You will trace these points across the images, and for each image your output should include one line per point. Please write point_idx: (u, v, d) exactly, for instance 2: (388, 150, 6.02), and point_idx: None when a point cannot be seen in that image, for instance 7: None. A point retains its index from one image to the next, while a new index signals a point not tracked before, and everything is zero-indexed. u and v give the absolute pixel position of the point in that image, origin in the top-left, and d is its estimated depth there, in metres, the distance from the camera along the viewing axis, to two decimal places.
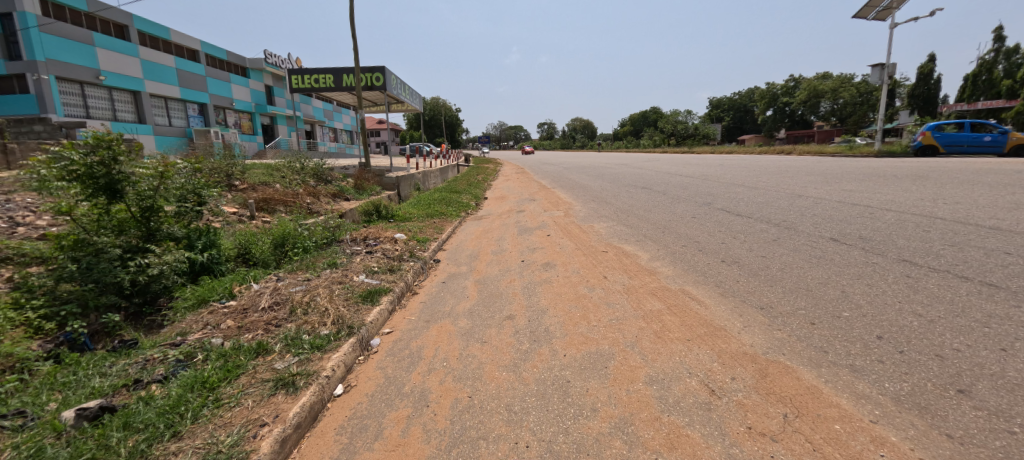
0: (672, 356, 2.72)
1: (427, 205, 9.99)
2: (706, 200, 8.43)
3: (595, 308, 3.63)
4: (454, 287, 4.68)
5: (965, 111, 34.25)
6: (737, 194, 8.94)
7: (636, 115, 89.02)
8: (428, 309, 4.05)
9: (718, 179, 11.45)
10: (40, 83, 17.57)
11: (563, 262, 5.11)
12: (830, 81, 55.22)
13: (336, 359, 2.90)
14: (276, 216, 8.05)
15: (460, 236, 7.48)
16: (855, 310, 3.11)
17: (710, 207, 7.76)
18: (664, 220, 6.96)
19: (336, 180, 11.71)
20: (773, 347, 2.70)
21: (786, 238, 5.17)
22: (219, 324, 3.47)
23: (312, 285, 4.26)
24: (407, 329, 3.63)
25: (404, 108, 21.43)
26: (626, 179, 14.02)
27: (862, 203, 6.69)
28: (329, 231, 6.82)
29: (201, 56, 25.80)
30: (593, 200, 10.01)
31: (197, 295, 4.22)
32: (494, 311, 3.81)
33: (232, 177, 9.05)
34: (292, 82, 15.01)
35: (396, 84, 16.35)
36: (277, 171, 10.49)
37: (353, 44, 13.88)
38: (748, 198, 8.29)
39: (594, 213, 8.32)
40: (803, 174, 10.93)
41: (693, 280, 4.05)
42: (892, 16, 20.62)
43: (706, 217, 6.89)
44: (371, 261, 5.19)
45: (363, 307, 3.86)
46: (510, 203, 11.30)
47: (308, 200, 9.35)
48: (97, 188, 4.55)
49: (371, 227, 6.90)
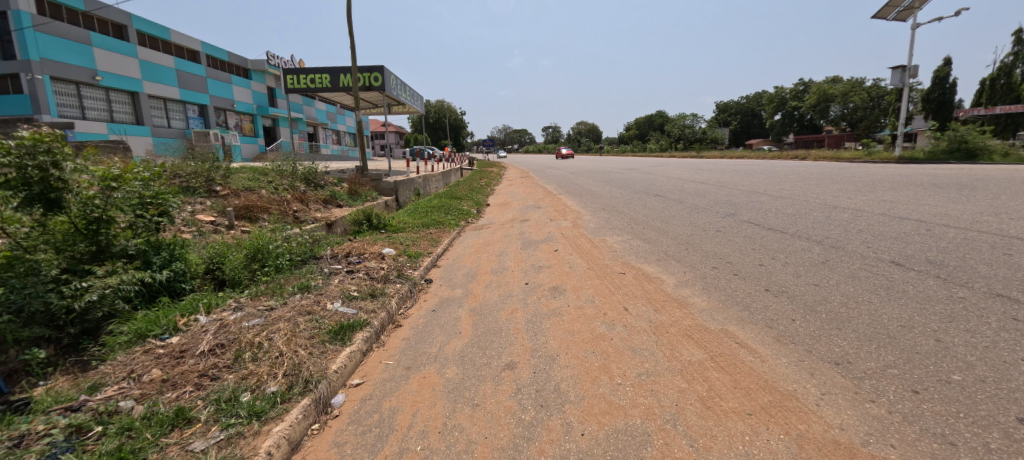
0: (731, 443, 1.97)
1: (424, 213, 9.31)
2: (728, 211, 7.69)
3: (617, 356, 2.89)
4: (446, 318, 3.94)
5: (981, 116, 33.04)
6: (761, 203, 8.19)
7: (641, 119, 88.24)
8: (410, 350, 3.31)
9: (736, 187, 10.69)
10: (34, 82, 17.06)
11: (574, 287, 4.36)
12: (840, 85, 54.15)
13: (276, 435, 2.19)
14: (256, 225, 7.38)
15: (457, 249, 6.74)
16: (969, 372, 2.34)
17: (734, 218, 7.02)
18: (685, 234, 6.23)
19: (329, 185, 11.05)
20: (875, 434, 1.94)
21: (836, 260, 4.41)
22: (142, 375, 2.75)
23: (272, 318, 3.54)
24: (382, 380, 2.90)
25: (406, 110, 20.78)
26: (636, 185, 13.29)
27: (911, 217, 5.92)
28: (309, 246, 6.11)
29: (201, 56, 25.29)
30: (603, 209, 9.28)
31: (135, 329, 3.50)
32: (491, 356, 3.07)
33: (213, 183, 8.37)
34: (287, 82, 14.36)
35: (396, 85, 15.72)
36: (265, 175, 9.82)
37: (350, 43, 13.22)
38: (774, 208, 7.53)
39: (605, 225, 7.59)
40: (829, 181, 10.15)
41: (735, 317, 3.30)
42: (914, 16, 19.73)
43: (733, 230, 6.15)
44: (350, 284, 4.47)
45: (329, 349, 3.12)
46: (513, 211, 10.58)
47: (296, 207, 8.68)
48: (28, 196, 3.79)
49: (357, 240, 6.18)
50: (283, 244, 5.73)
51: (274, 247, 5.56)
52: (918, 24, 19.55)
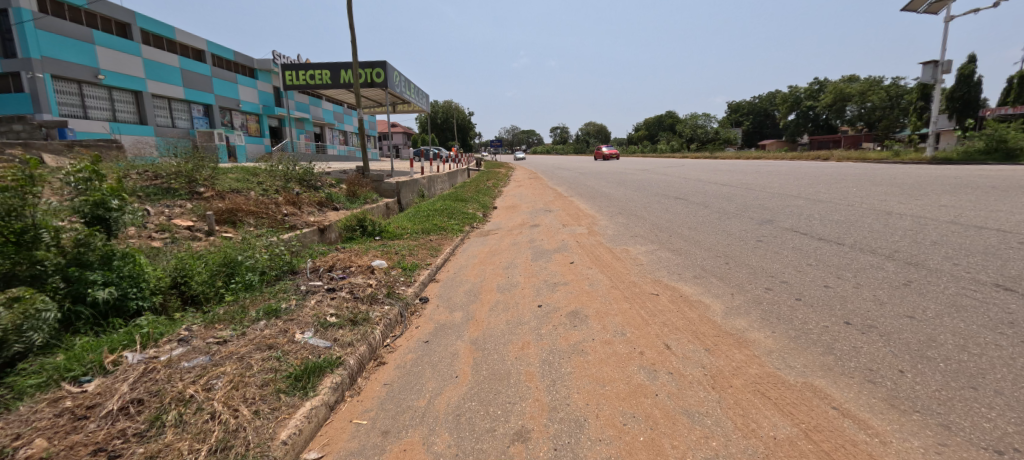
0: None
1: (425, 217, 8.59)
2: (763, 216, 6.86)
3: (668, 424, 2.10)
4: (440, 354, 3.17)
5: (1009, 115, 31.65)
6: (799, 208, 7.34)
7: (651, 120, 87.14)
8: (391, 404, 2.54)
9: (764, 189, 9.85)
10: (35, 81, 16.72)
11: (597, 313, 3.57)
12: (858, 84, 52.70)
13: None
14: (240, 231, 6.69)
15: (460, 259, 5.98)
16: None
17: (774, 226, 6.19)
18: (720, 244, 5.43)
19: (326, 186, 10.35)
20: None
21: (923, 282, 3.58)
22: (21, 447, 2.01)
23: (221, 358, 2.80)
24: (347, 454, 2.14)
25: (411, 109, 20.12)
26: (653, 187, 12.47)
27: (988, 225, 5.08)
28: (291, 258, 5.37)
29: (207, 56, 24.90)
30: (621, 213, 8.47)
31: (51, 367, 2.69)
32: (496, 419, 2.30)
33: (196, 185, 7.72)
34: (286, 78, 13.68)
35: (399, 82, 15.02)
36: (255, 175, 9.16)
37: (350, 37, 12.55)
38: (817, 214, 6.69)
39: (625, 232, 6.81)
40: (868, 184, 9.27)
41: (817, 365, 2.51)
42: (948, 8, 18.64)
43: (777, 241, 5.34)
44: (328, 307, 3.74)
45: (283, 405, 2.39)
46: (522, 215, 9.81)
47: (287, 210, 7.99)
48: None
49: (346, 249, 5.46)
50: (261, 255, 4.97)
51: (249, 261, 4.82)
52: (952, 17, 18.50)
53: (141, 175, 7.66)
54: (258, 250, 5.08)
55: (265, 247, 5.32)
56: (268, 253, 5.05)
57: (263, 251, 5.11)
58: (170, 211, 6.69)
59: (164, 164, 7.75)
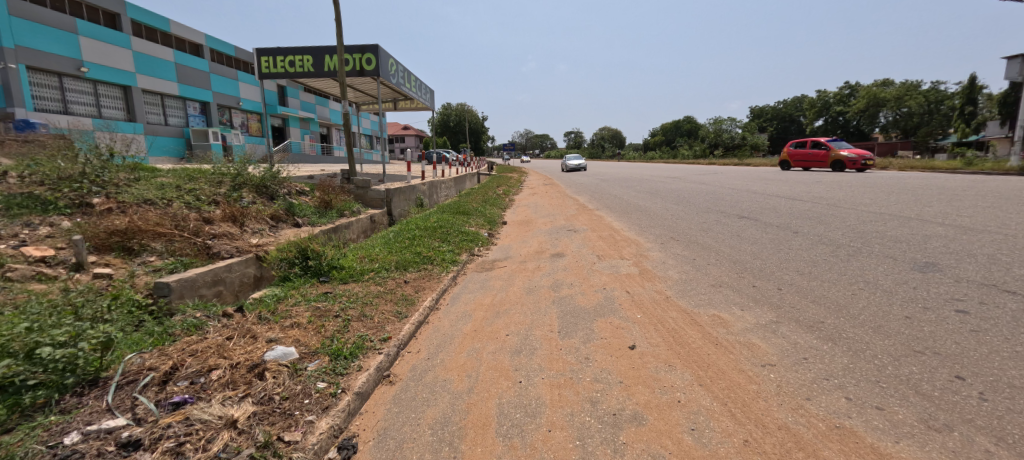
0: None
1: (409, 238, 6.41)
2: (914, 258, 4.50)
3: None
4: None
5: None
6: (955, 241, 4.98)
7: (669, 125, 84.19)
8: None
9: (859, 208, 7.51)
10: (7, 72, 14.89)
11: None
12: (894, 88, 49.34)
13: None
14: (125, 268, 4.55)
15: (443, 323, 3.74)
16: None
17: (951, 277, 3.86)
18: (892, 319, 3.11)
19: (291, 195, 8.23)
20: None
21: None
22: None
23: None
24: None
25: (414, 106, 18.03)
26: (699, 201, 10.12)
27: None
28: (138, 333, 2.76)
29: (205, 51, 22.90)
30: (675, 240, 6.24)
31: None
32: None
33: (93, 194, 5.59)
34: (260, 64, 11.57)
35: (397, 72, 12.90)
36: (194, 179, 7.03)
37: (336, 16, 10.42)
38: (1004, 256, 4.32)
39: (694, 274, 4.57)
40: (1008, 204, 6.87)
41: None
42: None
43: (1004, 317, 3.01)
44: None
45: None
46: (538, 235, 7.61)
47: (220, 227, 5.86)
48: None
49: (248, 316, 3.24)
50: (25, 348, 2.08)
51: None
52: None
53: (18, 177, 5.59)
54: (28, 332, 2.19)
55: (71, 321, 2.64)
56: (59, 332, 2.23)
57: (42, 331, 2.25)
58: (31, 232, 4.64)
59: (52, 162, 5.66)
